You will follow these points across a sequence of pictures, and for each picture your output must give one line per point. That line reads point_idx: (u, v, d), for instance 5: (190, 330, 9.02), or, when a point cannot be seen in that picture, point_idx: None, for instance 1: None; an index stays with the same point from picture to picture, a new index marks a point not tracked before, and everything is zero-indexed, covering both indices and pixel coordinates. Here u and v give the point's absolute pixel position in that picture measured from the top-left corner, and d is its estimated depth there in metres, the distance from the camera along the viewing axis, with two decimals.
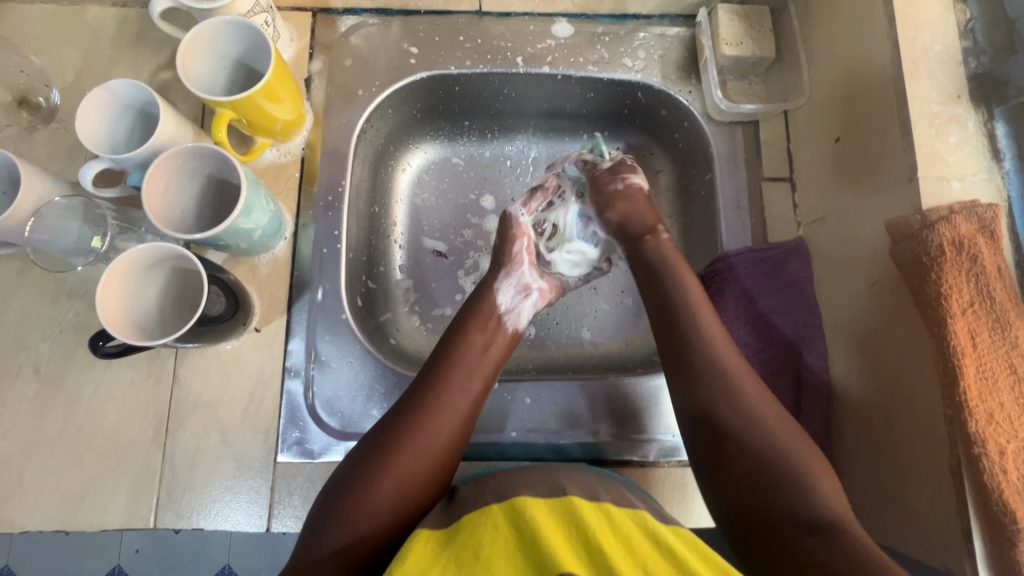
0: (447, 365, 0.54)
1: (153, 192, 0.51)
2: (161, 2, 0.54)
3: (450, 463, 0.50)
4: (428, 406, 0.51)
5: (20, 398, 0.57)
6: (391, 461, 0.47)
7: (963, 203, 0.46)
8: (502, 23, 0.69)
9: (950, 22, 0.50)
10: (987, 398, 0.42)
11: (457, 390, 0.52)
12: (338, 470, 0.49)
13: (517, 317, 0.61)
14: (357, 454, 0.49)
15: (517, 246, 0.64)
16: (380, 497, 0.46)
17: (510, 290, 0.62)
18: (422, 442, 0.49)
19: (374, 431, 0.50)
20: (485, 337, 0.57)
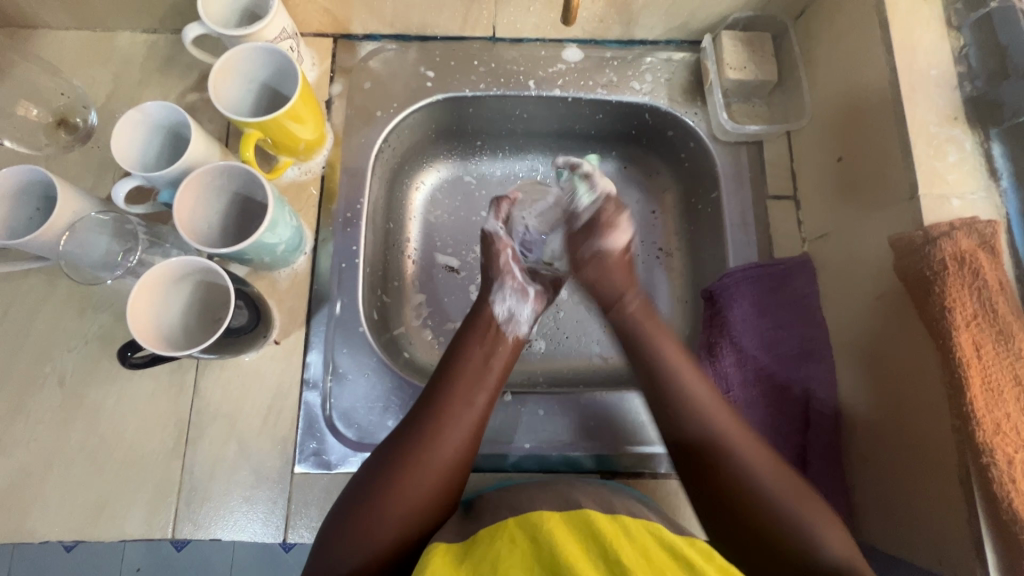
0: (449, 382, 0.55)
1: (183, 207, 0.53)
2: (193, 28, 0.57)
3: (459, 479, 0.51)
4: (433, 425, 0.52)
5: (43, 408, 0.58)
6: (397, 482, 0.48)
7: (963, 220, 0.48)
8: (515, 48, 0.71)
9: (944, 49, 0.53)
10: (994, 408, 0.43)
11: (460, 407, 0.53)
12: (346, 491, 0.50)
13: (517, 325, 0.62)
14: (363, 475, 0.50)
15: (505, 258, 0.65)
16: (389, 517, 0.47)
17: (506, 300, 0.63)
18: (427, 461, 0.50)
19: (378, 453, 0.51)
20: (486, 350, 0.59)
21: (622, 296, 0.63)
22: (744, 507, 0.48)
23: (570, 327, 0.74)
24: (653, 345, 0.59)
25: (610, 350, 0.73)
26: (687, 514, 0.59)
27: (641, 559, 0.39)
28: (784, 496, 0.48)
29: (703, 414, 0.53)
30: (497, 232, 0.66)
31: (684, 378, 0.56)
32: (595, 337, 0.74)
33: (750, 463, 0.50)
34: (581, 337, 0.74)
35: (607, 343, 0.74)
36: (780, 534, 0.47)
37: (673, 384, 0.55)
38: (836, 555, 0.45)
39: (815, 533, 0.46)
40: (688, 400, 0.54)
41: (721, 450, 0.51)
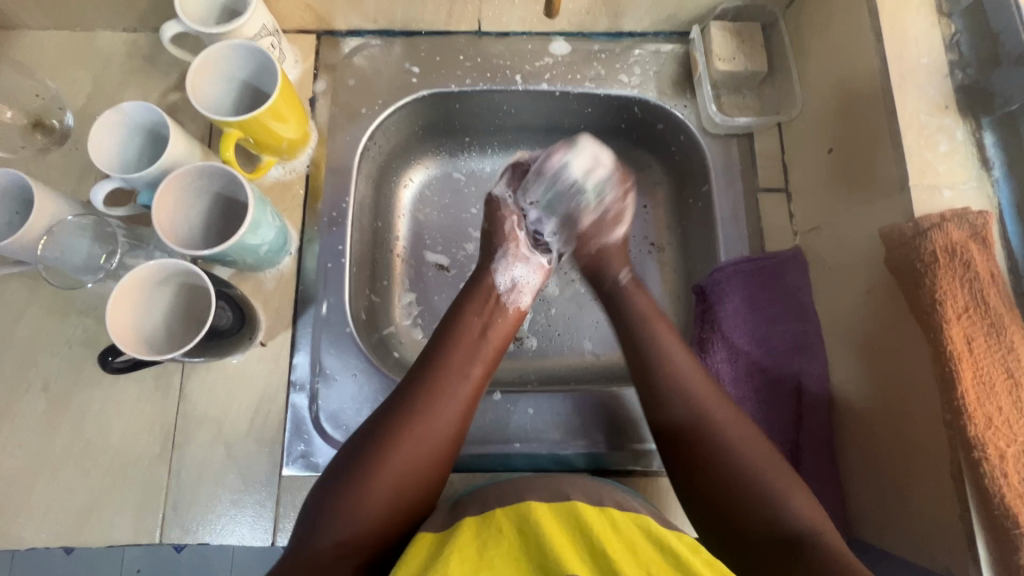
0: (446, 351, 0.55)
1: (163, 209, 0.52)
2: (170, 26, 0.56)
3: (449, 455, 0.51)
4: (430, 394, 0.51)
5: (27, 414, 0.57)
6: (390, 448, 0.48)
7: (954, 211, 0.47)
8: (501, 42, 0.70)
9: (935, 36, 0.52)
10: (985, 403, 0.43)
11: (455, 381, 0.53)
12: (335, 459, 0.49)
13: (519, 296, 0.62)
14: (354, 442, 0.49)
15: (509, 227, 0.65)
16: (380, 485, 0.46)
17: (512, 271, 0.63)
18: (423, 429, 0.49)
19: (372, 419, 0.51)
20: (483, 320, 0.59)
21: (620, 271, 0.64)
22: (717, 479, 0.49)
23: (561, 323, 0.74)
24: (637, 309, 0.60)
25: (603, 346, 0.73)
26: (679, 513, 0.58)
27: (627, 549, 0.39)
28: (758, 472, 0.48)
29: (679, 376, 0.54)
30: (504, 199, 0.67)
31: (675, 358, 0.55)
32: (587, 333, 0.73)
33: (729, 442, 0.50)
34: (573, 334, 0.73)
35: (599, 340, 0.73)
36: (750, 502, 0.47)
37: (661, 361, 0.55)
38: (803, 522, 0.46)
39: (783, 502, 0.47)
40: (671, 373, 0.54)
41: (701, 420, 0.51)
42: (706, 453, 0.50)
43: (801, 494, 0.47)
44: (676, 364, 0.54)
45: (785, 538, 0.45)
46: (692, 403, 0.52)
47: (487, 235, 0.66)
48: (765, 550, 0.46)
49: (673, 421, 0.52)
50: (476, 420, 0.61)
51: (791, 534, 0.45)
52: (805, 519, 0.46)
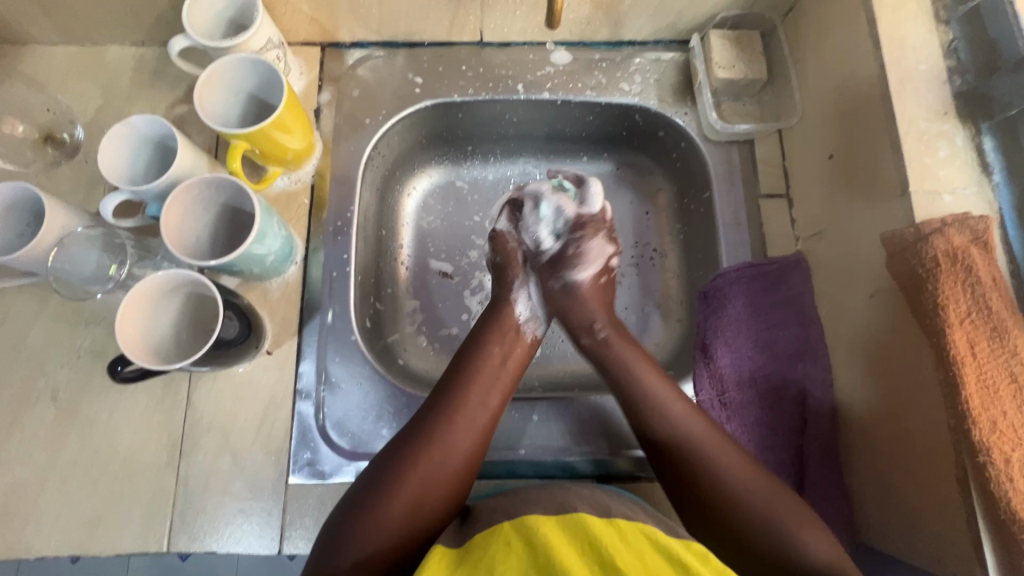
0: (465, 379, 0.55)
1: (171, 220, 0.53)
2: (178, 41, 0.57)
3: (467, 481, 0.51)
4: (447, 423, 0.52)
5: (37, 423, 0.58)
6: (407, 475, 0.48)
7: (955, 216, 0.47)
8: (503, 52, 0.71)
9: (933, 43, 0.52)
10: (990, 406, 0.43)
11: (474, 406, 0.53)
12: (355, 484, 0.49)
13: (535, 326, 0.63)
14: (373, 468, 0.50)
15: (512, 259, 0.65)
16: (394, 510, 0.47)
17: (529, 300, 0.64)
18: (440, 456, 0.50)
19: (391, 445, 0.51)
20: (503, 351, 0.59)
21: (594, 323, 0.62)
22: (729, 523, 0.48)
23: (565, 330, 0.74)
24: (627, 365, 0.58)
25: None
26: None
27: (637, 559, 0.39)
28: (764, 506, 0.48)
29: (663, 408, 0.54)
30: (507, 233, 0.68)
31: (658, 401, 0.55)
32: None
33: (728, 473, 0.50)
34: None
35: None
36: (767, 549, 0.47)
37: (653, 412, 0.54)
38: (822, 561, 0.45)
39: (792, 542, 0.46)
40: (659, 417, 0.54)
41: (695, 448, 0.52)
42: (705, 483, 0.50)
43: (812, 531, 0.47)
44: (661, 400, 0.55)
45: None
46: (678, 435, 0.53)
47: (496, 267, 0.66)
48: None
49: (660, 452, 0.53)
50: None
51: (810, 573, 0.45)
52: (822, 557, 0.45)
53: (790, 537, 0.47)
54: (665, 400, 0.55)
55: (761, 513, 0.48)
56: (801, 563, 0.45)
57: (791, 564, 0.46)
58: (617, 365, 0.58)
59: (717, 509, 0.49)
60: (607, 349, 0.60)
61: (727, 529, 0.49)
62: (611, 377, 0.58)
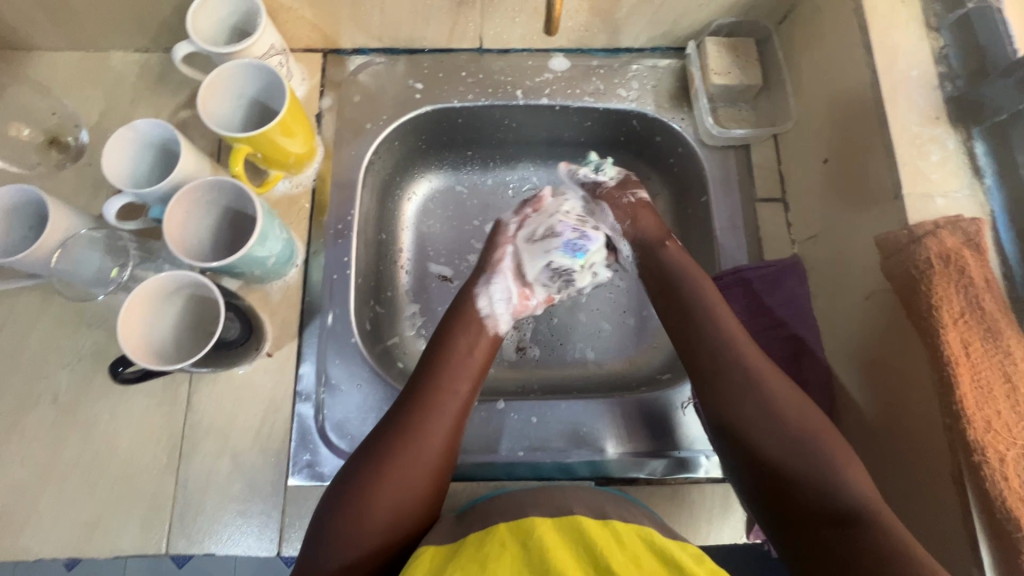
0: (434, 371, 0.56)
1: (174, 222, 0.53)
2: (182, 47, 0.58)
3: (437, 480, 0.50)
4: (421, 415, 0.52)
5: (37, 425, 0.58)
6: (385, 470, 0.48)
7: (947, 218, 0.48)
8: (502, 59, 0.72)
9: (925, 49, 0.54)
10: (984, 406, 0.43)
11: (446, 395, 0.54)
12: (334, 484, 0.49)
13: (496, 322, 0.62)
14: (350, 467, 0.50)
15: (500, 255, 0.66)
16: (377, 506, 0.47)
17: (493, 297, 0.63)
18: (417, 449, 0.50)
19: (367, 442, 0.51)
20: (468, 341, 0.59)
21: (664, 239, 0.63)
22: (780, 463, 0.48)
23: (564, 333, 0.74)
24: (686, 269, 0.60)
25: (605, 355, 0.73)
26: (683, 521, 0.59)
27: (631, 562, 0.39)
28: (811, 440, 0.48)
29: (726, 334, 0.54)
30: (507, 227, 0.68)
31: (733, 336, 0.54)
32: (589, 343, 0.74)
33: (778, 405, 0.50)
34: (576, 343, 0.74)
35: (601, 349, 0.74)
36: (804, 479, 0.47)
37: (723, 341, 0.54)
38: (857, 497, 0.45)
39: (838, 475, 0.46)
40: (733, 352, 0.53)
41: (742, 383, 0.51)
42: (750, 419, 0.50)
43: (857, 470, 0.47)
44: (726, 326, 0.55)
45: (839, 511, 0.45)
46: (745, 368, 0.52)
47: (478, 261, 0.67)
48: (816, 521, 0.45)
49: (708, 376, 0.53)
50: (479, 428, 0.61)
51: (846, 509, 0.44)
52: (863, 495, 0.45)
53: (832, 475, 0.46)
54: (729, 328, 0.55)
55: (806, 442, 0.48)
56: (839, 496, 0.45)
57: (828, 501, 0.45)
58: (689, 293, 0.58)
59: (765, 446, 0.49)
60: (673, 259, 0.61)
61: (768, 471, 0.48)
62: (677, 296, 0.59)
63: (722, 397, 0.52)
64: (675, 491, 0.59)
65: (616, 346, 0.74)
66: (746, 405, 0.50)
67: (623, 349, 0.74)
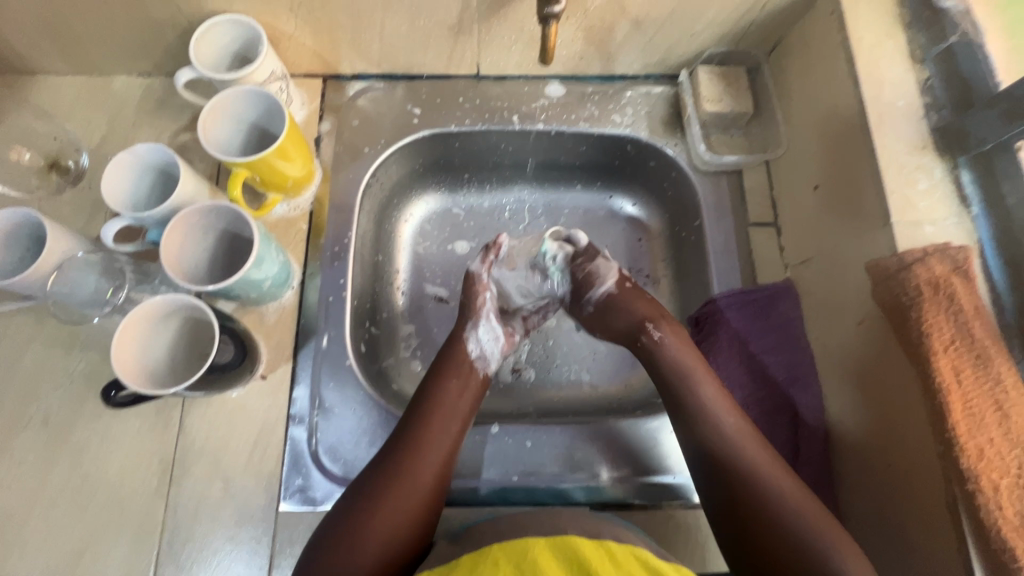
0: (425, 411, 0.56)
1: (171, 245, 0.54)
2: (184, 73, 0.59)
3: (432, 516, 0.51)
4: (410, 459, 0.52)
5: (27, 448, 0.57)
6: (372, 513, 0.48)
7: (936, 246, 0.49)
8: (499, 85, 0.73)
9: (910, 81, 0.55)
10: (977, 434, 0.43)
11: (436, 438, 0.54)
12: (322, 523, 0.49)
13: (487, 362, 0.63)
14: (338, 509, 0.50)
15: (480, 299, 0.66)
16: (366, 550, 0.47)
17: (480, 338, 0.64)
18: (405, 493, 0.50)
19: (356, 483, 0.51)
20: (460, 382, 0.59)
21: (644, 324, 0.63)
22: (763, 538, 0.48)
23: (559, 355, 0.75)
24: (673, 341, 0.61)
25: (601, 378, 0.73)
26: (683, 549, 0.57)
27: None
28: (811, 524, 0.48)
29: (712, 413, 0.55)
30: (480, 274, 0.67)
31: (710, 405, 0.55)
32: (585, 365, 0.74)
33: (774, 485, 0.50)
34: (571, 365, 0.74)
35: (596, 371, 0.74)
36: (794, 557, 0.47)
37: (703, 413, 0.55)
38: None
39: (836, 563, 0.45)
40: (712, 424, 0.54)
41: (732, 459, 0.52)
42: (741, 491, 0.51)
43: (856, 556, 0.46)
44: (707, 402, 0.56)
45: None
46: (727, 444, 0.53)
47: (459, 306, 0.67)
48: None
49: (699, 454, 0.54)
50: (474, 452, 0.61)
51: None
52: None
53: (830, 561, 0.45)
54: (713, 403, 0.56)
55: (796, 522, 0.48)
56: None
57: None
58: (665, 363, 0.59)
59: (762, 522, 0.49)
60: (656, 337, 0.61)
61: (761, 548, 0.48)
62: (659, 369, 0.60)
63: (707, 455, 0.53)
64: (670, 518, 0.58)
65: (611, 369, 0.74)
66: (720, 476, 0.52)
67: (619, 371, 0.74)
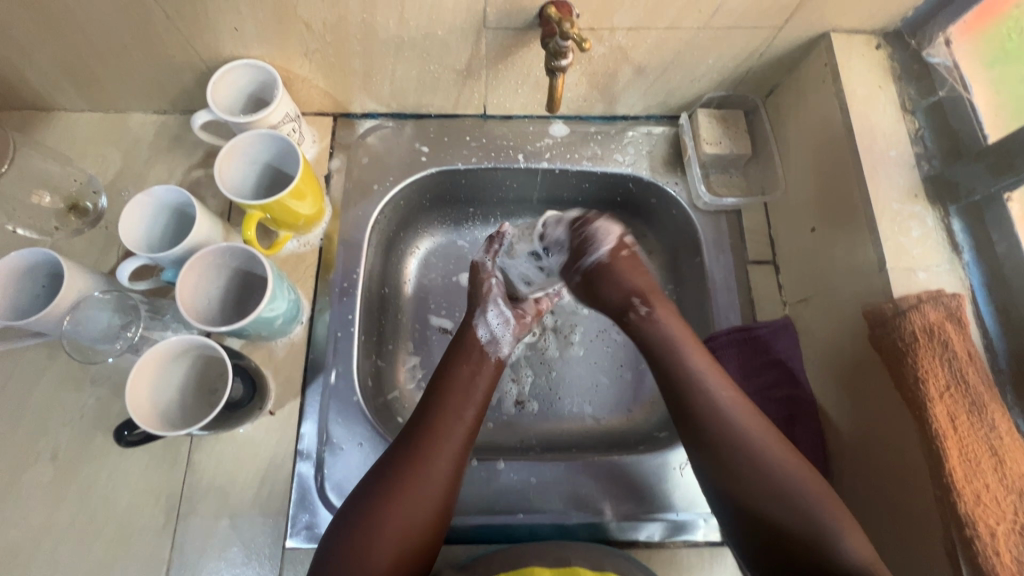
0: (441, 398, 0.57)
1: (186, 286, 0.55)
2: (201, 116, 0.60)
3: (449, 504, 0.52)
4: (427, 446, 0.53)
5: (35, 483, 0.58)
6: (392, 500, 0.50)
7: (929, 293, 0.50)
8: (505, 124, 0.76)
9: (901, 131, 0.58)
10: (973, 479, 0.45)
11: (453, 423, 0.55)
12: (341, 512, 0.51)
13: (498, 345, 0.64)
14: (355, 500, 0.51)
15: (488, 286, 0.68)
16: (387, 535, 0.49)
17: (489, 323, 0.65)
18: (423, 481, 0.51)
19: (374, 471, 0.53)
20: (473, 368, 0.60)
21: (631, 300, 0.62)
22: (766, 513, 0.49)
23: (561, 387, 0.75)
24: (663, 317, 0.60)
25: (603, 411, 0.74)
26: None
27: None
28: (806, 493, 0.49)
29: (703, 384, 0.55)
30: (484, 261, 0.70)
31: (704, 372, 0.56)
32: (587, 398, 0.75)
33: (767, 453, 0.51)
34: (573, 397, 0.75)
35: (599, 404, 0.75)
36: (798, 534, 0.48)
37: (695, 382, 0.55)
38: (860, 559, 0.46)
39: (836, 537, 0.47)
40: (707, 397, 0.54)
41: (720, 428, 0.53)
42: (728, 462, 0.51)
43: (850, 526, 0.48)
44: (700, 374, 0.55)
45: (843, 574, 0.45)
46: (721, 415, 0.53)
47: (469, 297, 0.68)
48: None
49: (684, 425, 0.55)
50: (479, 488, 0.62)
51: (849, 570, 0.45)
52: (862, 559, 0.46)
53: (826, 532, 0.47)
54: (705, 374, 0.55)
55: (785, 489, 0.49)
56: (840, 562, 0.45)
57: (829, 562, 0.46)
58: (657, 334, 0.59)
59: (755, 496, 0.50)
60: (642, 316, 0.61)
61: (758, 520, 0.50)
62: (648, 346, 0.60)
63: (699, 426, 0.54)
64: (672, 555, 0.60)
65: (613, 401, 0.75)
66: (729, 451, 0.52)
67: (620, 404, 0.75)
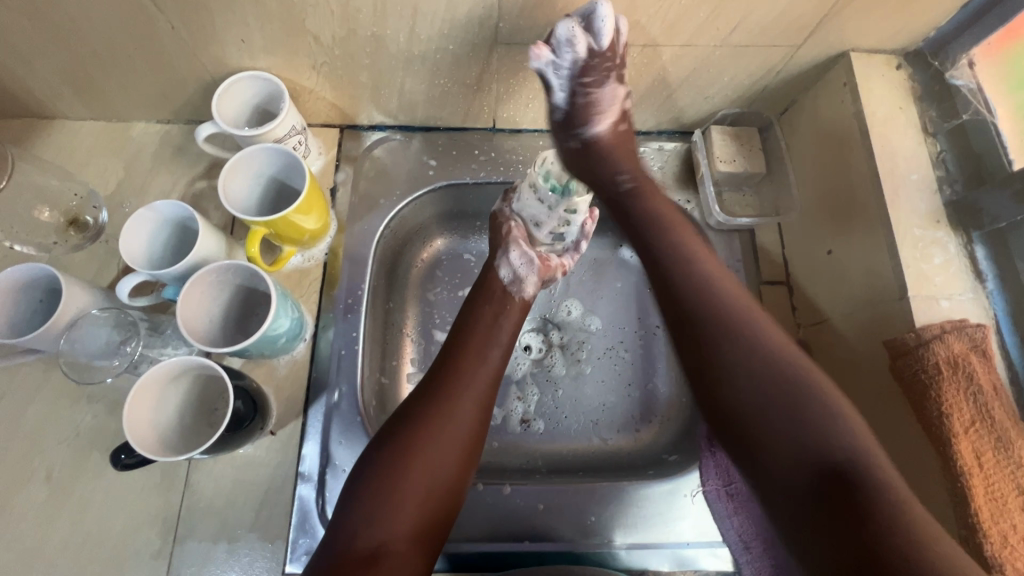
0: (464, 339, 0.58)
1: (188, 306, 0.53)
2: (205, 128, 0.59)
3: (476, 447, 0.52)
4: (452, 385, 0.53)
5: (28, 504, 0.56)
6: (420, 436, 0.49)
7: (953, 323, 0.49)
8: (514, 138, 0.74)
9: (923, 154, 0.57)
10: (1000, 520, 0.44)
11: (477, 360, 0.56)
12: (362, 458, 0.50)
13: (522, 286, 0.64)
14: (373, 447, 0.50)
15: (509, 228, 0.66)
16: (416, 465, 0.48)
17: (512, 264, 0.64)
18: (452, 421, 0.51)
19: (396, 417, 0.52)
20: (495, 308, 0.61)
21: (621, 174, 0.63)
22: (742, 393, 0.46)
23: (568, 406, 0.74)
24: (642, 194, 0.62)
25: (611, 432, 0.73)
26: None
27: None
28: (794, 380, 0.45)
29: (691, 265, 0.55)
30: (503, 209, 0.68)
31: (688, 252, 0.56)
32: (594, 417, 0.73)
33: (752, 334, 0.49)
34: (580, 417, 0.73)
35: (606, 424, 0.73)
36: (784, 427, 0.44)
37: (683, 264, 0.55)
38: (847, 448, 0.41)
39: (825, 425, 0.43)
40: (696, 277, 0.54)
41: (705, 301, 0.52)
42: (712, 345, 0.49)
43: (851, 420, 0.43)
44: (690, 257, 0.55)
45: (826, 460, 0.41)
46: (709, 303, 0.51)
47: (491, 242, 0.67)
48: (804, 462, 0.42)
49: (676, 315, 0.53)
50: (484, 513, 0.60)
51: (838, 461, 0.41)
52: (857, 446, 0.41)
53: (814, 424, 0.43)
54: (697, 259, 0.55)
55: (770, 354, 0.47)
56: (828, 448, 0.41)
57: (811, 445, 0.42)
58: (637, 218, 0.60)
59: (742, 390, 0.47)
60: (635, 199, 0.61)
61: (739, 417, 0.46)
62: (630, 226, 0.60)
63: (683, 273, 0.54)
64: None
65: (621, 422, 0.73)
66: (731, 347, 0.48)
67: (629, 425, 0.73)
